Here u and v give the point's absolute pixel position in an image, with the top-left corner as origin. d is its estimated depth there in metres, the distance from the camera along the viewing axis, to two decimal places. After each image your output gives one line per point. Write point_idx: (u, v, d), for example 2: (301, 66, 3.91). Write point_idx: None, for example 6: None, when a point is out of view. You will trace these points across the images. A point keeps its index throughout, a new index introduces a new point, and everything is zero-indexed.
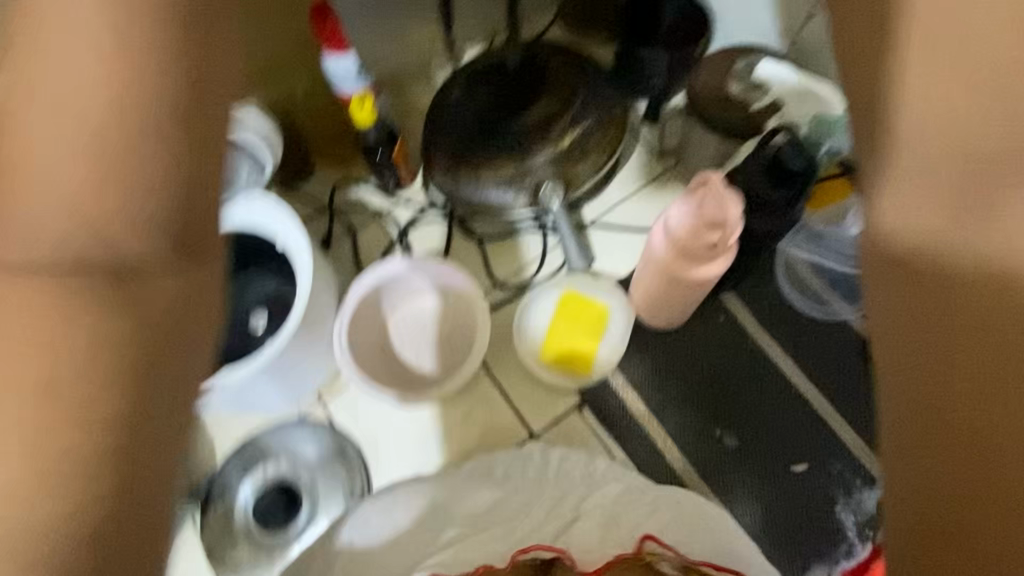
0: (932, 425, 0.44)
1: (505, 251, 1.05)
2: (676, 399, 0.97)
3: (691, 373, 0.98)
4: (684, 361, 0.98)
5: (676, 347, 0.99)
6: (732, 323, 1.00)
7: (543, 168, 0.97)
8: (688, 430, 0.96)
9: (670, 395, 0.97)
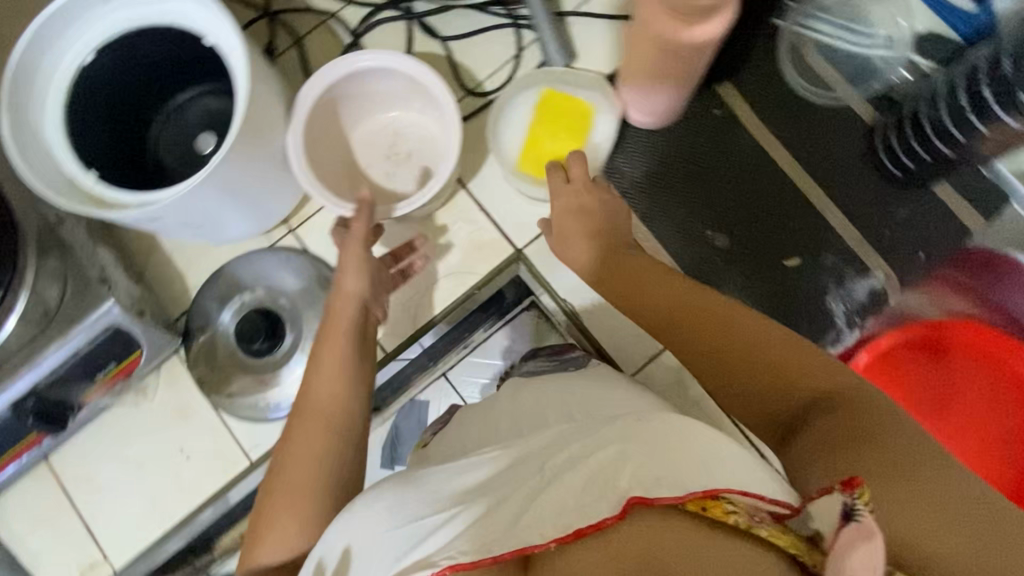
0: (662, 294, 0.64)
1: (474, 51, 0.94)
2: (664, 195, 0.92)
3: (679, 166, 0.93)
4: (671, 155, 0.93)
5: (664, 142, 0.93)
6: (725, 116, 0.93)
7: None
8: (675, 224, 0.92)
9: (656, 191, 0.92)
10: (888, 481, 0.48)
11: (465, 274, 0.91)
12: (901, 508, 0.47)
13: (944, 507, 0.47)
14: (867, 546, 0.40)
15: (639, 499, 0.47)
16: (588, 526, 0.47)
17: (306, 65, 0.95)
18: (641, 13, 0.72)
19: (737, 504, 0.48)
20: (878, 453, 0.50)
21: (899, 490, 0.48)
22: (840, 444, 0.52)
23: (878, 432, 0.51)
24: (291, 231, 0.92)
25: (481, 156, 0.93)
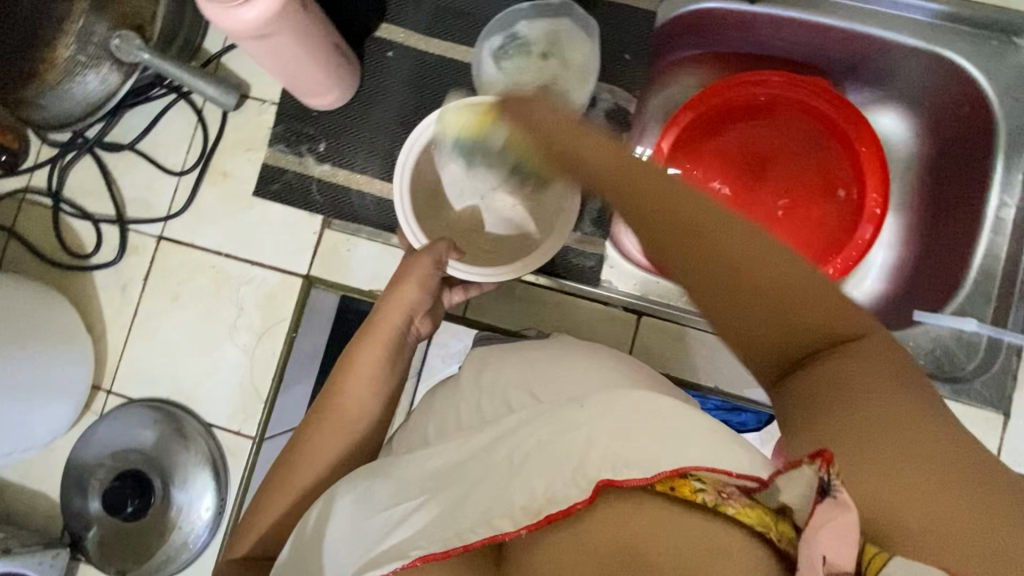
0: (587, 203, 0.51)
1: (162, 138, 0.95)
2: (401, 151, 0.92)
3: (394, 119, 0.93)
4: (382, 115, 0.93)
5: (369, 107, 0.93)
6: (401, 54, 0.93)
7: (97, 29, 0.81)
8: None
9: (393, 150, 0.92)
10: (896, 444, 0.36)
11: (274, 325, 0.91)
12: (868, 478, 0.36)
13: (931, 482, 0.35)
14: (837, 528, 0.34)
15: (606, 482, 0.45)
16: (555, 512, 0.46)
17: (32, 245, 0.95)
18: (255, 51, 0.75)
19: (706, 482, 0.42)
20: (843, 370, 0.39)
21: (849, 418, 0.38)
22: (833, 402, 0.39)
23: (842, 342, 0.40)
24: (109, 391, 0.93)
25: (224, 220, 0.93)
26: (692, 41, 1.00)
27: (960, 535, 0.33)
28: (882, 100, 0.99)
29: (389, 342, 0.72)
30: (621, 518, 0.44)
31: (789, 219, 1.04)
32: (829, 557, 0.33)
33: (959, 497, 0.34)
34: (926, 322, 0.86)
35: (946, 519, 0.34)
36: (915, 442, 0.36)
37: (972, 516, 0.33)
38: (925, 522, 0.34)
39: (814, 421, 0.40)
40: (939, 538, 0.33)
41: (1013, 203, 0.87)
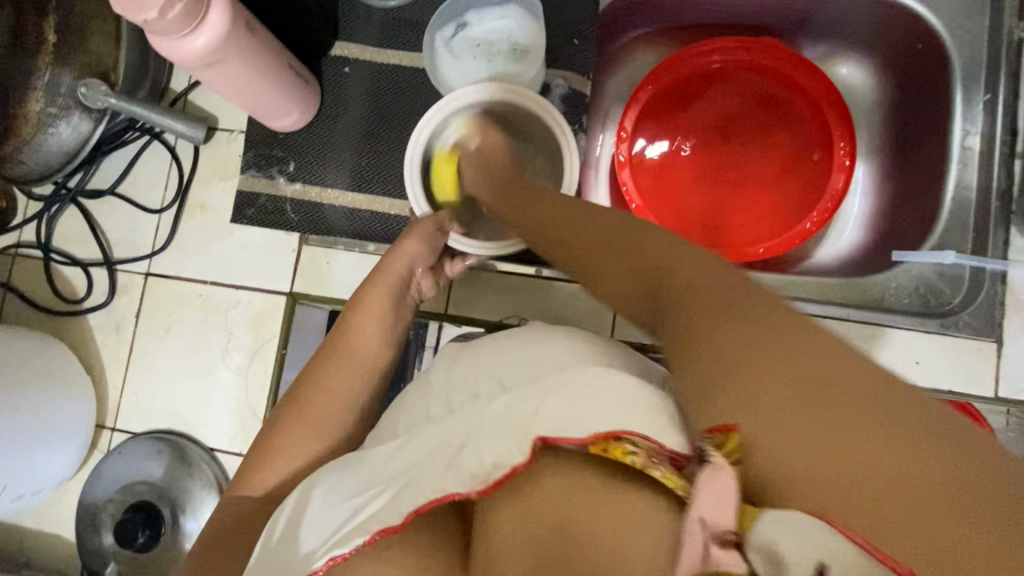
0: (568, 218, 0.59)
1: (140, 179, 0.98)
2: (368, 160, 0.95)
3: (357, 131, 0.95)
4: (346, 129, 0.95)
5: (333, 122, 0.95)
6: (357, 67, 0.96)
7: (63, 80, 0.85)
8: (398, 172, 0.94)
9: (360, 161, 0.95)
10: (809, 408, 0.38)
11: (264, 345, 0.93)
12: (774, 441, 0.38)
13: (840, 443, 0.36)
14: (717, 487, 0.37)
15: (542, 438, 0.47)
16: (501, 475, 0.48)
17: (28, 297, 0.98)
18: (211, 79, 0.78)
19: (639, 445, 0.44)
20: (758, 341, 0.41)
21: (753, 385, 0.39)
22: (727, 373, 0.41)
23: (769, 328, 0.41)
24: (114, 428, 0.95)
25: (206, 249, 0.96)
26: (642, 18, 1.01)
27: (855, 487, 0.35)
28: (839, 50, 0.98)
29: (390, 292, 0.77)
30: (559, 481, 0.47)
31: (762, 180, 1.03)
32: (705, 517, 0.36)
33: (864, 458, 0.36)
34: (906, 260, 0.87)
35: (854, 476, 0.35)
36: (826, 405, 0.38)
37: (870, 472, 0.35)
38: (826, 481, 0.36)
39: (724, 389, 0.40)
40: (839, 498, 0.35)
41: (977, 131, 0.87)
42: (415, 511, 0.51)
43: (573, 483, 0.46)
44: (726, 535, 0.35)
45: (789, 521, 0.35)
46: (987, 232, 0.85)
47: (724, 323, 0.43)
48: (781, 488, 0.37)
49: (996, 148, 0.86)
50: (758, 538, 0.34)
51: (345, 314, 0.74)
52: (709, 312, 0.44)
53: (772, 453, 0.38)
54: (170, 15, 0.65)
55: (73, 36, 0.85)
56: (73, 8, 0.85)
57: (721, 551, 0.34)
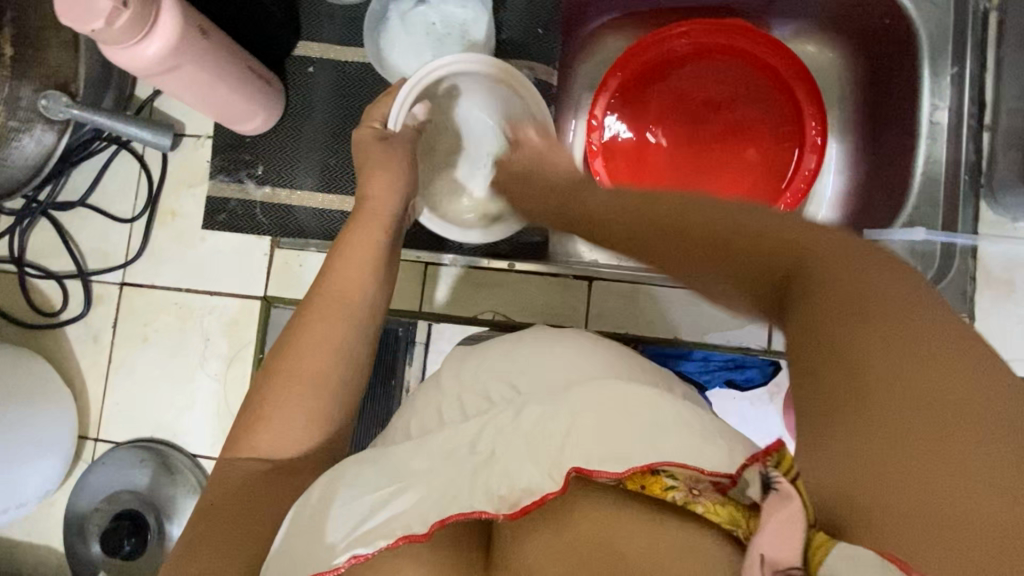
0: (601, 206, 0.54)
1: (111, 189, 0.98)
2: (337, 161, 0.94)
3: (324, 131, 0.94)
4: (312, 130, 0.95)
5: (301, 124, 0.95)
6: (320, 66, 0.95)
7: (23, 93, 0.84)
8: None
9: (328, 162, 0.94)
10: (948, 455, 0.30)
11: (241, 350, 0.93)
12: (878, 470, 0.31)
13: (935, 469, 0.30)
14: (783, 518, 0.34)
15: (577, 469, 0.49)
16: (530, 502, 0.50)
17: (4, 311, 0.98)
18: (169, 87, 0.78)
19: (677, 477, 0.47)
20: (910, 356, 0.32)
21: (866, 414, 0.32)
22: (858, 394, 0.33)
23: (956, 366, 0.31)
24: (97, 438, 0.96)
25: (178, 256, 0.96)
26: (609, 5, 0.99)
27: (947, 514, 0.29)
28: (806, 30, 0.97)
29: (378, 236, 0.75)
30: (593, 509, 0.49)
31: (736, 163, 1.02)
32: (766, 555, 0.34)
33: (970, 497, 0.29)
34: (880, 240, 0.85)
35: (947, 502, 0.29)
36: (970, 452, 0.29)
37: (984, 515, 0.28)
38: (920, 529, 0.29)
39: (820, 394, 0.35)
40: (930, 530, 0.29)
41: (945, 105, 0.85)
42: (441, 523, 0.51)
43: (609, 516, 0.48)
44: (789, 572, 0.33)
45: (858, 557, 0.30)
46: (957, 206, 0.85)
47: (864, 325, 0.34)
48: (870, 525, 0.31)
49: (964, 124, 0.85)
50: (824, 574, 0.30)
51: (330, 258, 0.73)
52: (834, 307, 0.35)
53: (856, 469, 0.32)
54: (116, 25, 0.65)
55: (31, 49, 0.84)
56: (29, 18, 0.83)
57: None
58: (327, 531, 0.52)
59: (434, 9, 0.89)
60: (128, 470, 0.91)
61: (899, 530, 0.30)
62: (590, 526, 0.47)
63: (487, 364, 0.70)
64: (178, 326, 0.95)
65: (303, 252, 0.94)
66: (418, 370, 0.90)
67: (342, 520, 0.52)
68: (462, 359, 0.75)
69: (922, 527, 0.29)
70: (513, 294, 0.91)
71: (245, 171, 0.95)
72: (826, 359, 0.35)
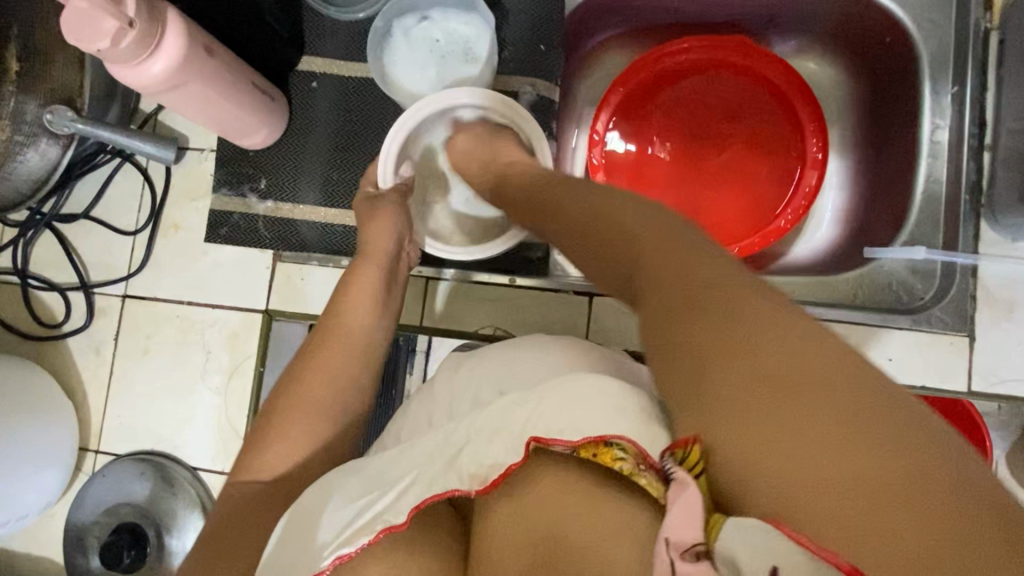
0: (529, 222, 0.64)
1: (114, 201, 0.98)
2: (339, 175, 0.94)
3: (326, 146, 0.95)
4: (315, 145, 0.95)
5: (302, 139, 0.95)
6: (323, 82, 0.96)
7: (28, 107, 0.84)
8: None
9: (330, 176, 0.94)
10: (781, 408, 0.36)
11: (242, 363, 0.94)
12: (732, 447, 0.37)
13: (789, 440, 0.35)
14: (684, 502, 0.39)
15: (536, 439, 0.51)
16: (497, 476, 0.53)
17: (6, 322, 0.98)
18: (173, 104, 0.78)
19: (628, 451, 0.49)
20: (731, 343, 0.39)
21: (727, 400, 0.38)
22: (698, 385, 0.39)
23: (767, 334, 0.38)
24: (97, 450, 0.96)
25: (181, 269, 0.96)
26: (611, 21, 1.00)
27: (805, 483, 0.34)
28: (808, 45, 0.98)
29: (384, 265, 0.77)
30: (552, 482, 0.52)
31: (737, 178, 1.02)
32: (669, 536, 0.38)
33: (822, 464, 0.34)
34: (879, 258, 0.86)
35: (805, 468, 0.34)
36: (794, 406, 0.35)
37: (834, 474, 0.33)
38: (778, 486, 0.35)
39: (690, 389, 0.40)
40: (796, 498, 0.34)
41: (946, 124, 0.86)
42: (415, 508, 0.54)
43: (566, 488, 0.51)
44: (697, 548, 0.37)
45: (745, 530, 0.34)
46: (958, 225, 0.84)
47: (696, 320, 0.41)
48: (748, 496, 0.36)
49: (966, 143, 0.85)
50: (721, 546, 0.35)
51: (336, 293, 0.75)
52: (688, 308, 0.42)
53: (719, 450, 0.38)
54: (122, 44, 0.66)
55: (36, 64, 0.84)
56: (34, 35, 0.84)
57: (690, 565, 0.36)
58: (320, 529, 0.55)
59: (437, 26, 0.91)
60: (128, 484, 0.91)
61: (774, 497, 0.35)
62: (550, 505, 0.51)
63: (479, 369, 0.70)
64: (180, 339, 0.95)
65: (304, 266, 0.94)
66: (418, 377, 0.91)
67: (332, 520, 0.55)
68: (458, 366, 0.75)
69: (788, 494, 0.34)
70: (513, 308, 0.91)
71: (248, 184, 0.96)
72: (694, 354, 0.40)
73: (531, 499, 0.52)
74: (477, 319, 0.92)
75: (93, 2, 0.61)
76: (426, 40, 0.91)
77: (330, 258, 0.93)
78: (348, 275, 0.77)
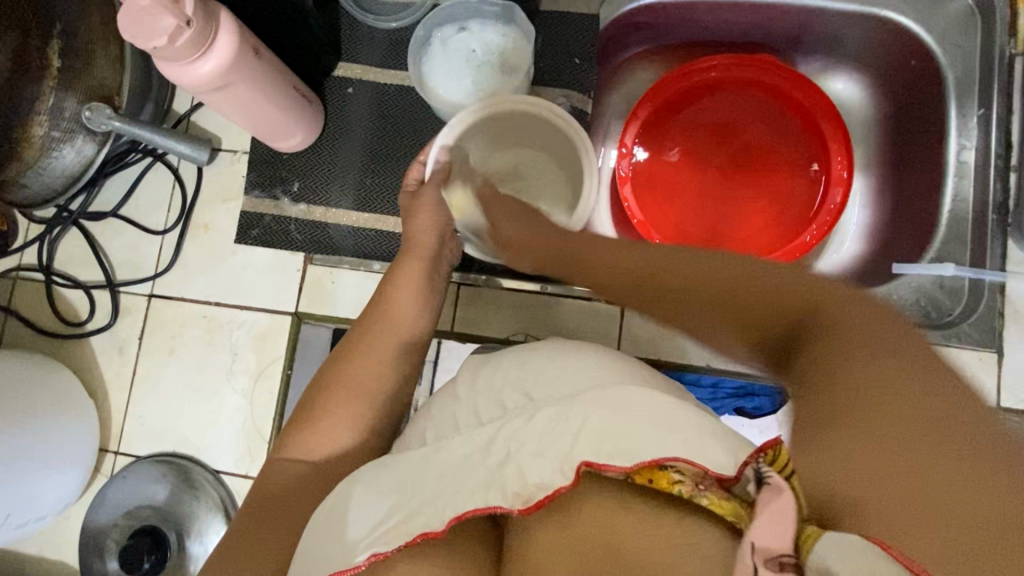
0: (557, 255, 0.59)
1: (144, 200, 0.98)
2: (372, 181, 0.95)
3: (360, 151, 0.95)
4: (350, 149, 0.96)
5: (336, 143, 0.96)
6: (359, 87, 0.97)
7: (68, 105, 0.84)
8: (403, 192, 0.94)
9: (364, 181, 0.95)
10: (887, 419, 0.34)
11: (269, 365, 0.93)
12: (833, 465, 0.35)
13: (908, 447, 0.33)
14: (772, 509, 0.39)
15: (587, 464, 0.49)
16: (543, 497, 0.50)
17: (29, 320, 0.97)
18: (215, 102, 0.79)
19: (683, 474, 0.48)
20: (874, 358, 0.36)
21: (865, 421, 0.34)
22: (818, 390, 0.37)
23: (887, 350, 0.36)
24: (117, 451, 0.94)
25: (210, 270, 0.96)
26: (643, 37, 1.02)
27: (913, 500, 0.31)
28: (834, 66, 1.00)
29: (424, 263, 0.76)
30: (602, 505, 0.49)
31: (762, 195, 1.04)
32: (756, 543, 0.39)
33: (941, 478, 0.31)
34: (906, 273, 0.88)
35: (913, 484, 0.32)
36: (880, 415, 0.34)
37: (947, 493, 0.31)
38: (886, 495, 0.32)
39: (815, 397, 0.38)
40: (900, 519, 0.31)
41: (972, 145, 0.88)
42: (457, 518, 0.51)
43: (617, 512, 0.49)
44: (784, 560, 0.36)
45: (844, 542, 0.33)
46: (984, 243, 0.86)
47: (850, 351, 0.37)
48: (853, 507, 0.34)
49: (991, 162, 0.87)
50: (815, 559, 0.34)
51: (381, 287, 0.75)
52: (816, 334, 0.39)
53: (833, 461, 0.35)
54: (178, 42, 0.66)
55: (78, 61, 0.84)
56: (78, 32, 0.84)
57: (774, 573, 0.36)
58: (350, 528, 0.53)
59: (474, 36, 0.92)
60: (148, 486, 0.90)
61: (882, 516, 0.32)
62: (603, 527, 0.48)
63: (501, 369, 0.68)
64: (206, 339, 0.94)
65: (335, 269, 0.94)
66: (430, 387, 0.91)
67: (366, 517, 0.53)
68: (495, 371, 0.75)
69: (900, 511, 0.32)
70: (543, 316, 0.91)
71: (280, 188, 0.96)
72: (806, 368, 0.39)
73: (583, 518, 0.49)
74: (507, 325, 0.92)
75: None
76: (462, 46, 0.91)
77: (360, 262, 0.93)
78: (388, 276, 0.76)
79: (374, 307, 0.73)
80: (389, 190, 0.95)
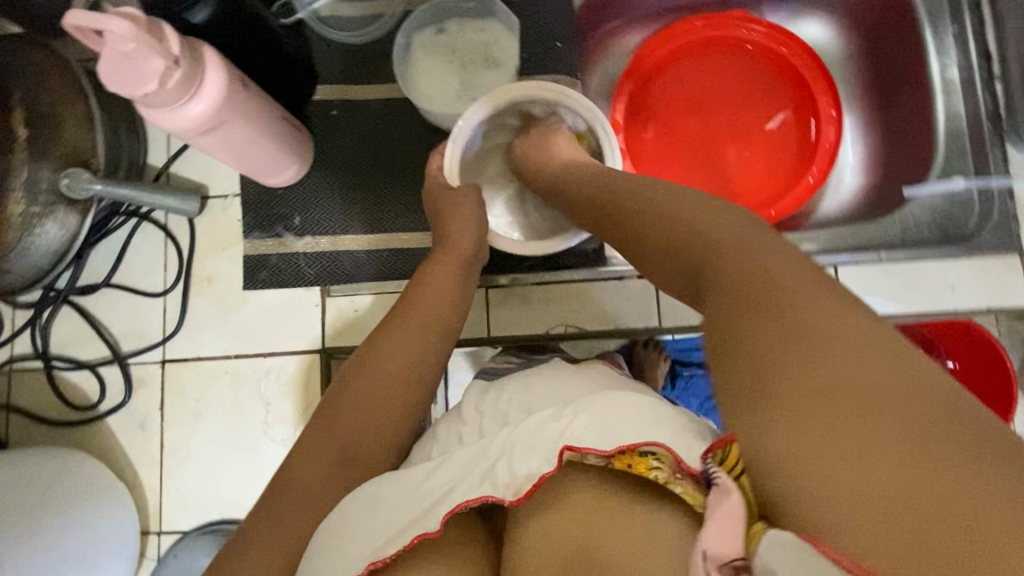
0: (607, 201, 0.56)
1: (136, 264, 0.92)
2: (376, 200, 0.92)
3: (358, 172, 0.92)
4: (347, 172, 0.92)
5: (331, 168, 0.92)
6: (342, 108, 0.93)
7: (42, 175, 0.78)
8: (410, 206, 0.92)
9: (369, 202, 0.92)
10: (826, 413, 0.31)
11: (307, 409, 0.89)
12: (793, 433, 0.32)
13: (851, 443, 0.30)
14: (725, 513, 0.37)
15: (570, 448, 0.46)
16: (531, 487, 0.47)
17: (33, 412, 0.90)
18: (206, 145, 0.74)
19: (663, 460, 0.44)
20: (810, 342, 0.33)
21: (793, 407, 0.32)
22: (759, 370, 0.34)
23: (826, 341, 0.33)
24: (160, 531, 0.89)
25: (223, 322, 0.91)
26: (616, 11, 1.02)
27: (844, 492, 0.29)
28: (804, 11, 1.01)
29: (454, 260, 0.72)
30: (582, 497, 0.46)
31: (758, 147, 1.05)
32: (707, 549, 0.36)
33: (876, 475, 0.28)
34: (918, 195, 0.91)
35: (847, 477, 0.29)
36: (853, 385, 0.31)
37: (888, 493, 0.28)
38: (822, 487, 0.30)
39: (751, 384, 0.34)
40: (842, 515, 0.28)
41: (953, 62, 0.91)
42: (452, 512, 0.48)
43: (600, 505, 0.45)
44: (735, 563, 0.34)
45: (783, 543, 0.30)
46: (985, 153, 0.90)
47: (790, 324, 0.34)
48: (786, 504, 0.31)
49: (976, 75, 0.91)
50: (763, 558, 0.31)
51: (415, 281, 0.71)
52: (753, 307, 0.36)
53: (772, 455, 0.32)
54: (168, 85, 0.62)
55: (46, 128, 0.79)
56: (41, 97, 0.79)
57: None
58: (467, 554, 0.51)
59: (455, 36, 0.90)
60: (199, 560, 0.86)
61: (820, 514, 0.29)
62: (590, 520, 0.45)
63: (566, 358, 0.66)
64: (234, 394, 0.90)
65: (356, 296, 0.90)
66: None
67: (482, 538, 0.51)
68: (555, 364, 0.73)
69: (839, 510, 0.29)
70: (577, 303, 0.90)
71: (279, 224, 0.92)
72: (747, 349, 0.36)
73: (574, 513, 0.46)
74: (542, 319, 0.90)
75: (139, 44, 0.58)
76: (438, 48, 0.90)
77: (381, 284, 0.90)
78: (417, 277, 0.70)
79: (401, 305, 0.67)
80: (396, 204, 0.92)
